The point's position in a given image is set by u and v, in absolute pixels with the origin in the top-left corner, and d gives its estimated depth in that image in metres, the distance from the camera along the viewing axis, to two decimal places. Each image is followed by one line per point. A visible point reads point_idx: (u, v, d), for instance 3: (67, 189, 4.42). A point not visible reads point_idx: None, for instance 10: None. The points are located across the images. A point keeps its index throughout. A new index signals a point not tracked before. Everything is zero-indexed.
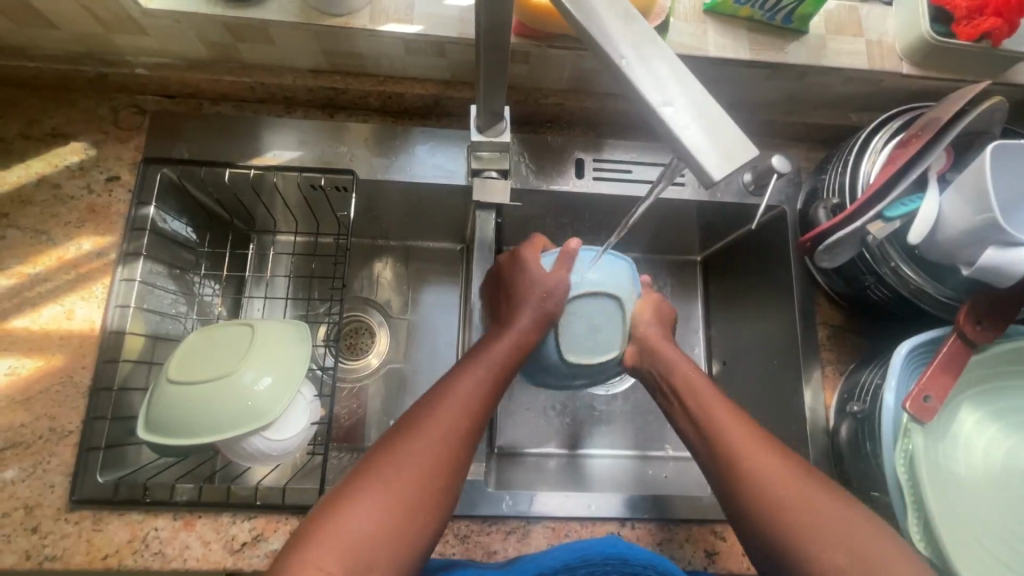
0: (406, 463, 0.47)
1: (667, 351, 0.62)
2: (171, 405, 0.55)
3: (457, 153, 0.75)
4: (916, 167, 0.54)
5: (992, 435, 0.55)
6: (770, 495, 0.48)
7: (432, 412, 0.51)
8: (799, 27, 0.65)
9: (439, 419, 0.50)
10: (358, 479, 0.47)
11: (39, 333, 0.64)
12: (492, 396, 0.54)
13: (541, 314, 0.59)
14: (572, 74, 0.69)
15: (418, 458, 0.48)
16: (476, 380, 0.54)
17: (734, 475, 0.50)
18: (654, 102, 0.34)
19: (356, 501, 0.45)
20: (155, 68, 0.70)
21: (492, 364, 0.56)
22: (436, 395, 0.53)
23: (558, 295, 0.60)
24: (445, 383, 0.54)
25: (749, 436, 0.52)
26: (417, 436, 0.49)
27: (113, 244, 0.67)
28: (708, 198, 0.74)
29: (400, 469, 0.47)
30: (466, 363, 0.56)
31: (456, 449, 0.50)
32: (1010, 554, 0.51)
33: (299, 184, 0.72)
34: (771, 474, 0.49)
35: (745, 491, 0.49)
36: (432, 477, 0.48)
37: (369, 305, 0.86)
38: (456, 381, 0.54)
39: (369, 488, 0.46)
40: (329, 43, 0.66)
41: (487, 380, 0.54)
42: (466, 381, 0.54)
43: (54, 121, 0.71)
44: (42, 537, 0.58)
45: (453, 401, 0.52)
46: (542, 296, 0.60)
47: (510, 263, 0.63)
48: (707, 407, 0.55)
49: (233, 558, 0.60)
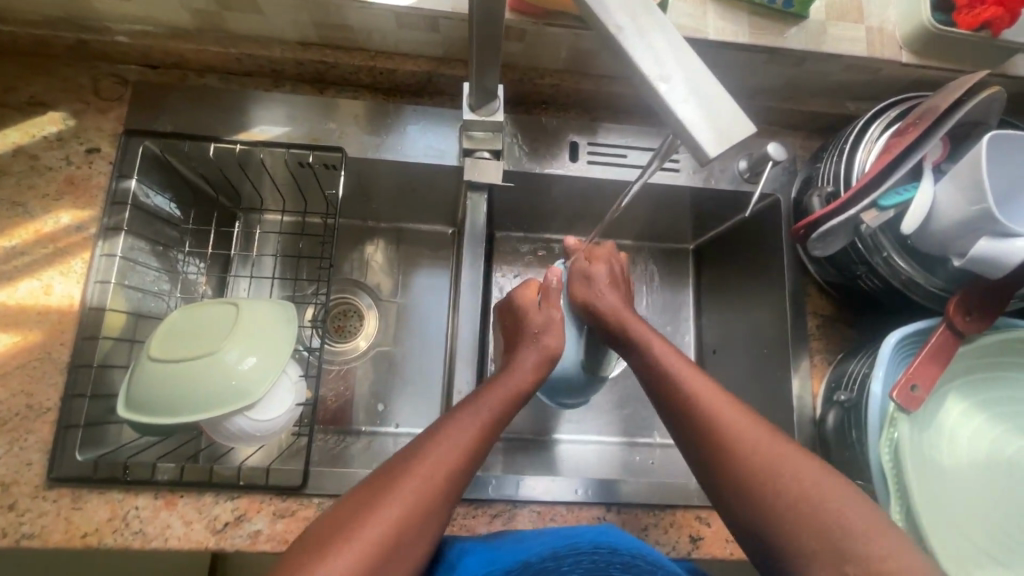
0: (369, 524, 0.44)
1: (631, 321, 0.61)
2: (154, 381, 0.54)
3: (449, 132, 0.73)
4: (912, 157, 0.53)
5: (978, 423, 0.55)
6: (791, 487, 0.47)
7: (402, 473, 0.48)
8: (799, 11, 0.63)
9: (410, 479, 0.47)
10: (316, 546, 0.43)
11: (16, 308, 0.62)
12: (479, 446, 0.52)
13: (539, 361, 0.60)
14: (568, 54, 0.68)
15: (381, 524, 0.44)
16: (466, 435, 0.51)
17: (759, 486, 0.48)
18: (652, 76, 0.35)
19: (313, 568, 0.41)
20: (138, 36, 0.67)
21: (496, 397, 0.55)
22: (408, 455, 0.49)
23: (553, 342, 0.62)
24: (421, 440, 0.51)
25: (738, 416, 0.52)
26: (381, 498, 0.46)
27: (93, 218, 0.66)
28: (702, 183, 0.73)
29: (364, 535, 0.43)
30: (448, 417, 0.53)
31: (425, 514, 0.46)
32: (989, 542, 0.52)
33: (286, 161, 0.70)
34: (813, 481, 0.47)
35: (779, 508, 0.46)
36: (393, 545, 0.44)
37: (357, 287, 0.84)
38: (438, 437, 0.51)
39: (326, 555, 0.42)
40: (318, 13, 0.64)
41: (473, 434, 0.52)
42: (442, 437, 0.50)
43: (31, 90, 0.68)
44: (19, 515, 0.57)
45: (426, 461, 0.48)
46: (538, 339, 0.62)
47: (509, 300, 0.67)
48: (704, 394, 0.54)
49: (216, 538, 0.59)
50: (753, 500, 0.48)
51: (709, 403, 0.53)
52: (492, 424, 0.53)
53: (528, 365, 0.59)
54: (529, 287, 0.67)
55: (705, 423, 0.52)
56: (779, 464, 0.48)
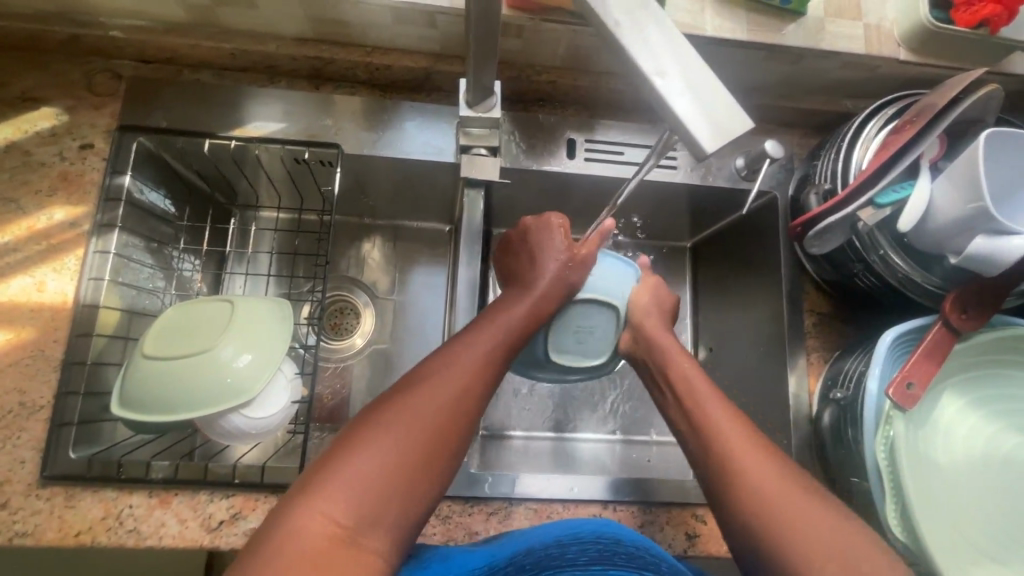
0: (400, 425, 0.45)
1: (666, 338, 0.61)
2: (148, 378, 0.54)
3: (446, 129, 0.72)
4: (909, 154, 0.53)
5: (973, 420, 0.56)
6: (785, 510, 0.46)
7: (434, 374, 0.49)
8: (797, 8, 0.63)
9: (443, 381, 0.48)
10: (356, 436, 0.44)
11: (9, 305, 0.62)
12: (504, 356, 0.53)
13: (561, 279, 0.59)
14: (566, 50, 0.68)
15: (419, 420, 0.46)
16: (491, 344, 0.52)
17: (763, 522, 0.46)
18: (649, 72, 0.35)
19: (356, 457, 0.43)
20: (132, 30, 0.66)
21: (524, 308, 0.56)
22: (441, 357, 0.50)
23: (577, 276, 0.60)
24: (451, 345, 0.52)
25: (739, 435, 0.51)
26: (417, 396, 0.47)
27: (86, 214, 0.65)
28: (699, 180, 0.73)
29: (402, 430, 0.45)
30: (465, 332, 0.53)
31: (461, 413, 0.48)
32: (983, 538, 0.52)
33: (282, 157, 0.70)
34: (805, 505, 0.46)
35: (786, 551, 0.45)
36: (433, 439, 0.46)
37: (354, 284, 0.84)
38: (466, 346, 0.51)
39: (364, 449, 0.43)
40: (314, 8, 0.63)
41: (489, 349, 0.52)
42: (470, 346, 0.51)
43: (24, 84, 0.67)
44: (12, 513, 0.57)
45: (457, 366, 0.50)
46: (565, 267, 0.59)
47: (535, 221, 0.62)
48: (713, 406, 0.54)
49: (210, 537, 0.59)
50: (756, 534, 0.47)
51: (725, 431, 0.51)
52: (514, 335, 0.54)
53: (546, 290, 0.58)
54: (559, 218, 0.62)
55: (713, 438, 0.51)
56: (784, 500, 0.47)
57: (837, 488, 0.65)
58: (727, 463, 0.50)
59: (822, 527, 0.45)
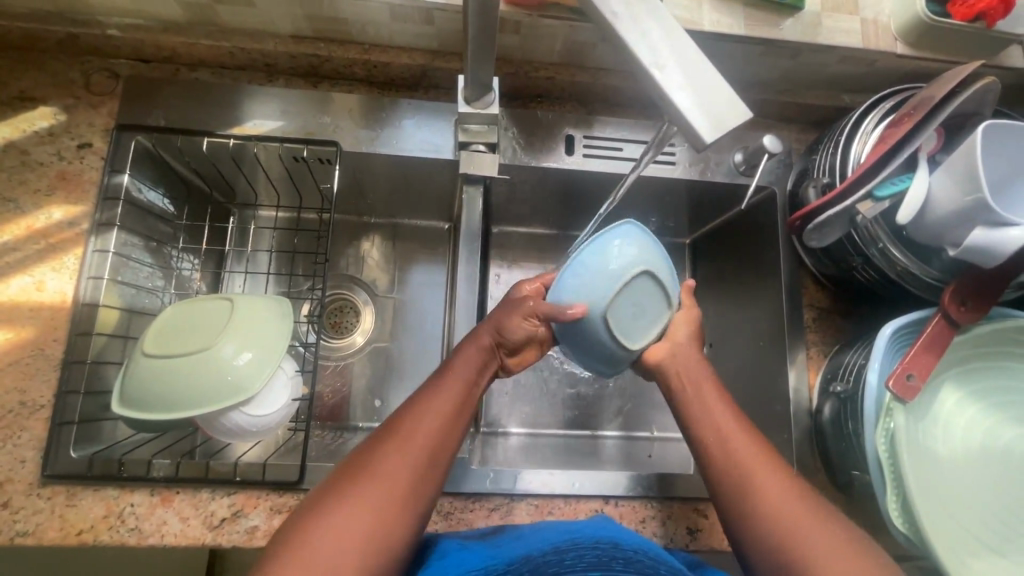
0: (365, 485, 0.45)
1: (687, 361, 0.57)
2: (147, 377, 0.54)
3: (444, 127, 0.72)
4: (909, 144, 0.52)
5: (976, 411, 0.56)
6: (785, 526, 0.46)
7: (400, 429, 0.48)
8: (795, 3, 0.63)
9: (407, 436, 0.48)
10: (323, 498, 0.44)
11: (9, 304, 0.61)
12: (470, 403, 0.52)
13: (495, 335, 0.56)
14: (564, 46, 0.68)
15: (384, 477, 0.45)
16: (457, 393, 0.51)
17: (776, 541, 0.46)
18: (648, 64, 0.35)
19: (323, 520, 0.43)
20: (129, 29, 0.66)
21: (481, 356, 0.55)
22: (408, 409, 0.50)
23: (508, 326, 0.55)
24: (418, 394, 0.51)
25: (746, 451, 0.51)
26: (382, 454, 0.46)
27: (85, 213, 0.65)
28: (697, 175, 0.73)
29: (367, 490, 0.44)
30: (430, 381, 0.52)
31: (427, 467, 0.47)
32: (983, 527, 0.53)
33: (280, 155, 0.70)
34: (805, 519, 0.47)
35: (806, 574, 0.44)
36: (400, 495, 0.45)
37: (354, 283, 0.84)
38: (432, 395, 0.51)
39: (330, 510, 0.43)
40: (312, 6, 0.63)
41: (459, 393, 0.51)
42: (435, 396, 0.51)
43: (21, 84, 0.67)
44: (13, 512, 0.57)
45: (420, 418, 0.49)
46: (495, 324, 0.56)
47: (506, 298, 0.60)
48: (723, 420, 0.53)
49: (212, 535, 0.59)
50: (768, 554, 0.47)
51: (732, 447, 0.51)
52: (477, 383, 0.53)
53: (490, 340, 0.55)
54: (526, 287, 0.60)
55: (721, 452, 0.51)
56: (794, 521, 0.47)
57: (839, 482, 0.65)
58: (735, 480, 0.50)
59: (821, 541, 0.45)
